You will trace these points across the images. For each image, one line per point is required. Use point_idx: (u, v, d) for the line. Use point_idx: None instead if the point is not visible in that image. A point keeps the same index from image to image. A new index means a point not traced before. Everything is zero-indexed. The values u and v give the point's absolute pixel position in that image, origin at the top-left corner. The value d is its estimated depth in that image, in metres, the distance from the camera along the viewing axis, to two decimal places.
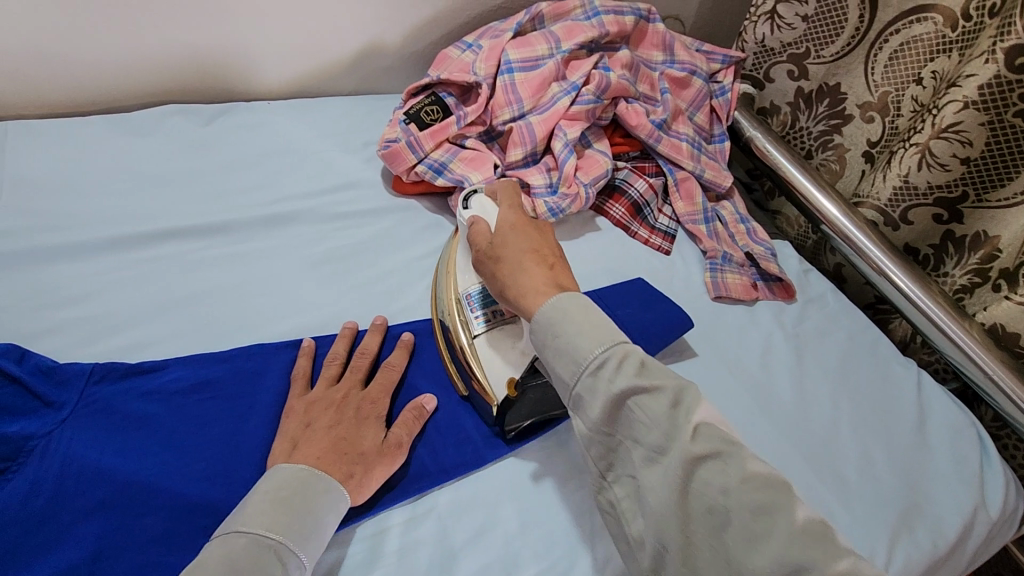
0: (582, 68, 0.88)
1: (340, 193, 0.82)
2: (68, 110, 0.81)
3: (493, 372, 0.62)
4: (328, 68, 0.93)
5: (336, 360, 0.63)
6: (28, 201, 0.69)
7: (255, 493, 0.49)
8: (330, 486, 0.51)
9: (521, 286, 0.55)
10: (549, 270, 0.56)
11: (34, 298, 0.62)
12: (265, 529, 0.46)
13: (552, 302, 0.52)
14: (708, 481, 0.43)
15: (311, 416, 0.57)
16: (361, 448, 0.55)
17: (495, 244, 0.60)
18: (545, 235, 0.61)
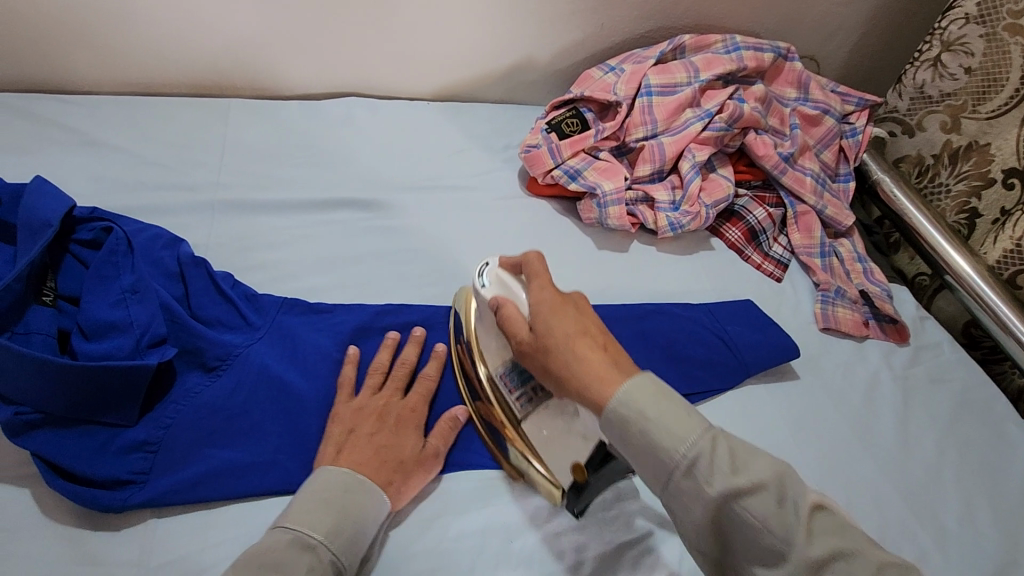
0: (717, 98, 0.93)
1: (482, 188, 0.92)
2: (272, 93, 0.98)
3: (509, 396, 0.62)
4: (483, 78, 1.05)
5: (376, 369, 0.66)
6: (243, 165, 0.86)
7: (302, 494, 0.54)
8: (369, 491, 0.55)
9: (586, 382, 0.50)
10: (603, 355, 0.51)
11: (242, 242, 0.77)
12: (307, 528, 0.51)
13: (622, 394, 0.48)
14: (683, 456, 0.45)
15: (354, 422, 0.61)
16: (401, 455, 0.59)
17: (596, 393, 0.49)
18: (580, 306, 0.56)
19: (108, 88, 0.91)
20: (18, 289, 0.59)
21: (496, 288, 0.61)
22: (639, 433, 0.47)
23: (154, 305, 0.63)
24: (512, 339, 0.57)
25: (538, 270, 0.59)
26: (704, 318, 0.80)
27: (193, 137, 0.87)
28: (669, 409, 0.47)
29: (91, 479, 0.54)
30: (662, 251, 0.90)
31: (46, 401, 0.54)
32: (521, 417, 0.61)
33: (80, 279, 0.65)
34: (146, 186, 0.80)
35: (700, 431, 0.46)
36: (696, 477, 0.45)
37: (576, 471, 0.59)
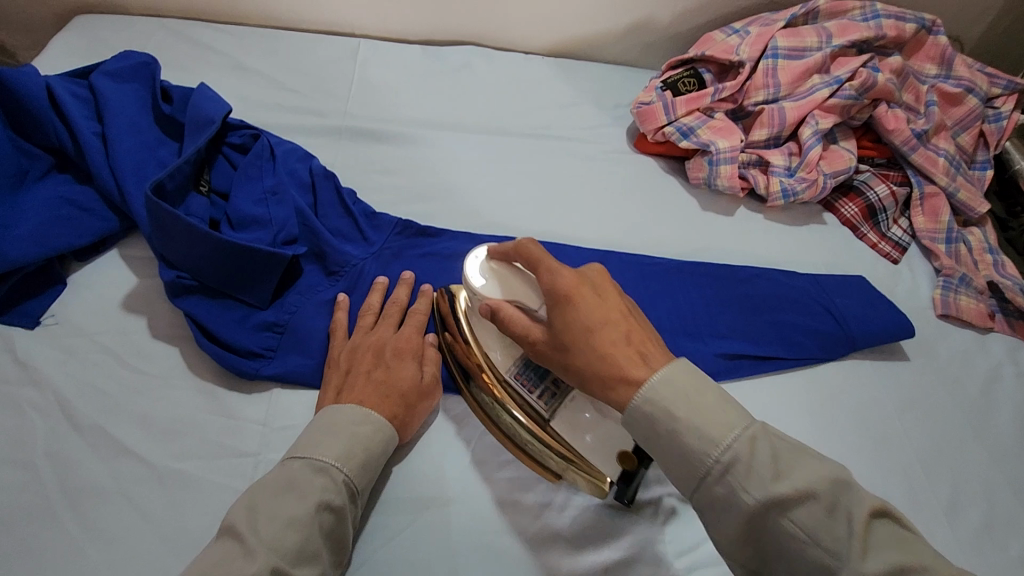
0: (849, 65, 0.88)
1: (590, 140, 0.93)
2: (398, 37, 1.03)
3: (528, 395, 0.58)
4: (599, 37, 1.05)
5: (370, 311, 0.64)
6: (369, 98, 0.91)
7: (309, 426, 0.52)
8: (375, 423, 0.53)
9: (613, 383, 0.50)
10: (628, 350, 0.51)
11: (365, 168, 0.83)
12: (318, 453, 0.50)
13: (653, 380, 0.48)
14: (720, 458, 0.45)
15: (350, 363, 0.58)
16: (402, 387, 0.57)
17: (645, 413, 0.48)
18: (605, 295, 0.54)
19: (256, 22, 1.00)
20: (187, 172, 0.66)
21: (500, 287, 0.58)
22: (659, 417, 0.47)
23: (293, 209, 0.69)
24: (529, 343, 0.56)
25: (536, 257, 0.56)
26: (810, 288, 0.77)
27: (328, 70, 0.93)
28: (758, 446, 0.45)
29: (229, 345, 0.60)
30: (770, 219, 0.87)
31: (202, 271, 0.61)
32: (549, 417, 0.58)
33: (229, 177, 0.71)
34: (284, 109, 0.87)
35: (731, 426, 0.46)
36: (795, 527, 0.43)
37: (623, 459, 0.55)
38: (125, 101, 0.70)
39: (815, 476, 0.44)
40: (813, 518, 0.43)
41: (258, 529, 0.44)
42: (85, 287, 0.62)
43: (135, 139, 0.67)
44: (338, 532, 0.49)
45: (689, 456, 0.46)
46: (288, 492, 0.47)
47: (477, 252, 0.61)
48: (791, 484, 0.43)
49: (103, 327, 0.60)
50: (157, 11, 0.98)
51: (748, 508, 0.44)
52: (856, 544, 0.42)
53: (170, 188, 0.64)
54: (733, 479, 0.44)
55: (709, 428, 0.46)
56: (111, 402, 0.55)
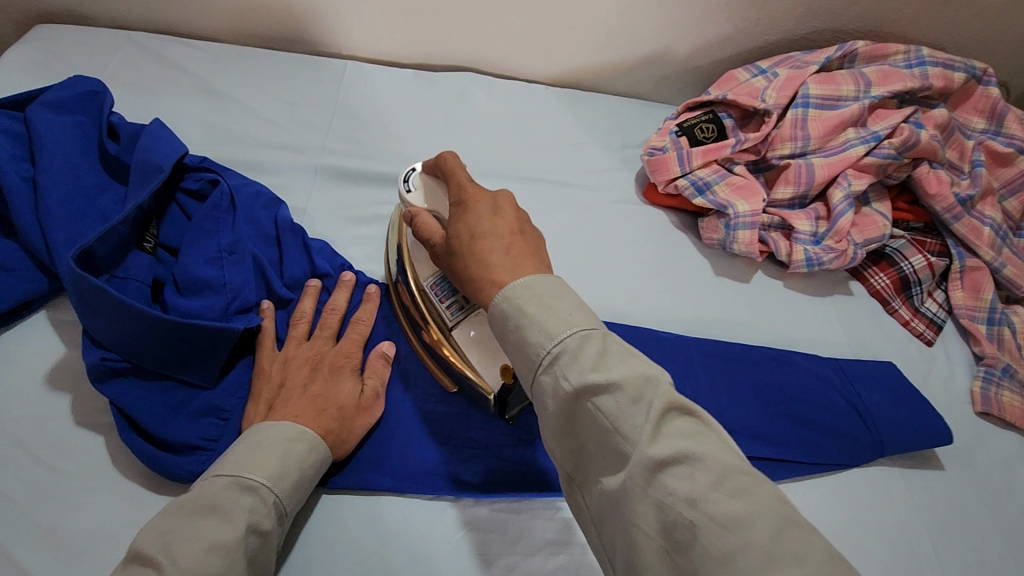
0: (890, 119, 0.79)
1: (594, 187, 0.84)
2: (389, 59, 0.94)
3: (439, 304, 0.58)
4: (610, 68, 0.96)
5: (302, 318, 0.61)
6: (351, 131, 0.83)
7: (233, 447, 0.48)
8: (310, 441, 0.50)
9: (482, 286, 0.47)
10: (507, 256, 0.47)
11: (342, 215, 0.75)
12: (245, 470, 0.46)
13: (517, 286, 0.45)
14: (611, 391, 0.39)
15: (284, 377, 0.56)
16: (339, 402, 0.54)
17: (510, 305, 0.44)
18: (505, 201, 0.51)
19: (235, 38, 0.91)
20: (124, 232, 0.58)
21: (427, 198, 0.58)
22: (519, 311, 0.44)
23: (250, 269, 0.62)
24: (430, 246, 0.54)
25: (453, 168, 0.55)
26: (833, 376, 0.69)
27: (308, 96, 0.85)
28: (609, 353, 0.41)
29: (164, 439, 0.52)
30: (790, 287, 0.78)
31: (136, 351, 0.53)
32: (451, 326, 0.57)
33: (181, 230, 0.64)
34: (256, 142, 0.79)
35: (568, 322, 0.42)
36: (603, 416, 0.39)
37: (504, 373, 0.56)
38: (63, 139, 0.61)
39: (692, 441, 0.38)
40: (686, 480, 0.36)
41: (177, 553, 0.39)
42: (2, 361, 0.54)
43: (72, 188, 0.59)
44: (260, 560, 0.45)
45: (544, 378, 0.42)
46: (213, 512, 0.43)
47: (415, 166, 0.62)
48: (670, 441, 0.38)
49: (15, 412, 0.52)
50: (126, 22, 0.89)
51: (566, 396, 0.40)
52: (676, 457, 0.37)
53: (101, 253, 0.56)
54: (603, 413, 0.39)
55: (552, 322, 0.42)
56: (15, 511, 0.48)
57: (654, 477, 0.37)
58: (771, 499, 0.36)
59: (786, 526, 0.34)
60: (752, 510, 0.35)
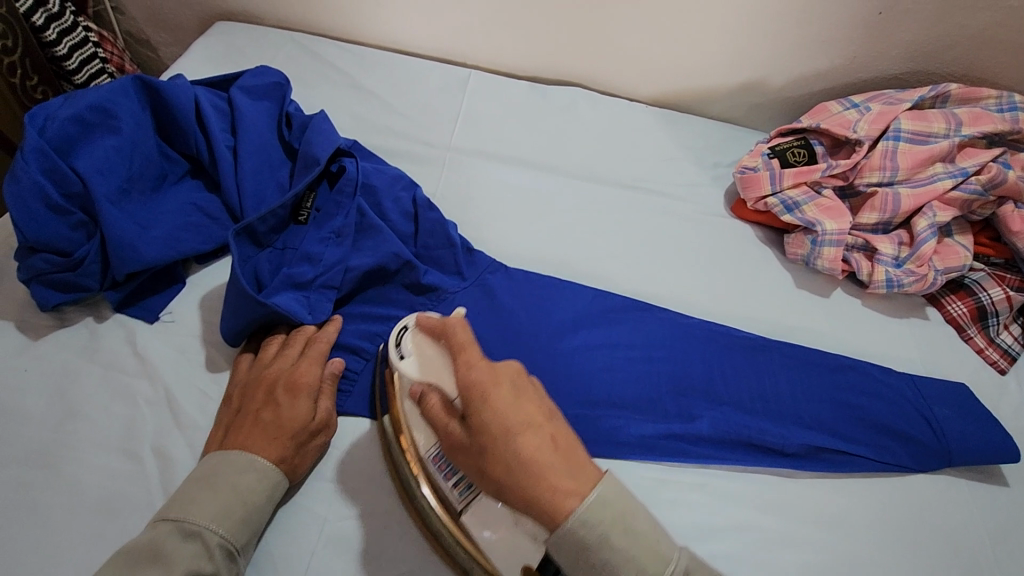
0: (978, 157, 0.83)
1: (686, 198, 0.92)
2: (506, 70, 1.06)
3: (445, 482, 0.54)
4: (707, 93, 1.04)
5: (275, 341, 0.62)
6: (473, 131, 0.93)
7: (184, 484, 0.52)
8: (259, 470, 0.52)
9: (538, 495, 0.42)
10: (553, 456, 0.43)
11: (464, 201, 0.85)
12: (186, 516, 0.49)
13: (579, 515, 0.42)
14: (599, 533, 0.42)
15: (241, 402, 0.57)
16: (291, 426, 0.55)
17: (592, 533, 0.42)
18: (527, 385, 0.46)
19: (376, 43, 1.04)
20: (282, 214, 0.69)
21: (421, 364, 0.55)
22: (584, 540, 0.42)
23: (348, 253, 0.68)
24: (446, 431, 0.48)
25: (460, 343, 0.50)
26: (908, 390, 0.73)
27: (437, 97, 0.97)
28: (616, 510, 0.43)
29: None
30: (868, 306, 0.83)
31: (224, 322, 0.61)
32: (461, 510, 0.53)
33: (327, 202, 0.73)
34: (394, 132, 0.91)
35: (610, 489, 0.44)
36: None
37: (522, 573, 0.50)
38: (257, 118, 0.74)
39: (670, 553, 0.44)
40: None
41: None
42: (199, 287, 0.66)
43: (259, 160, 0.72)
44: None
45: (586, 549, 0.42)
46: (154, 562, 0.46)
47: (407, 323, 0.60)
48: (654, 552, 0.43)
49: (211, 328, 0.64)
50: (288, 24, 1.04)
51: (597, 557, 0.42)
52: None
53: (261, 229, 0.68)
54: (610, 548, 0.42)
55: (635, 547, 0.43)
56: (211, 405, 0.59)
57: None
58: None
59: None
60: None
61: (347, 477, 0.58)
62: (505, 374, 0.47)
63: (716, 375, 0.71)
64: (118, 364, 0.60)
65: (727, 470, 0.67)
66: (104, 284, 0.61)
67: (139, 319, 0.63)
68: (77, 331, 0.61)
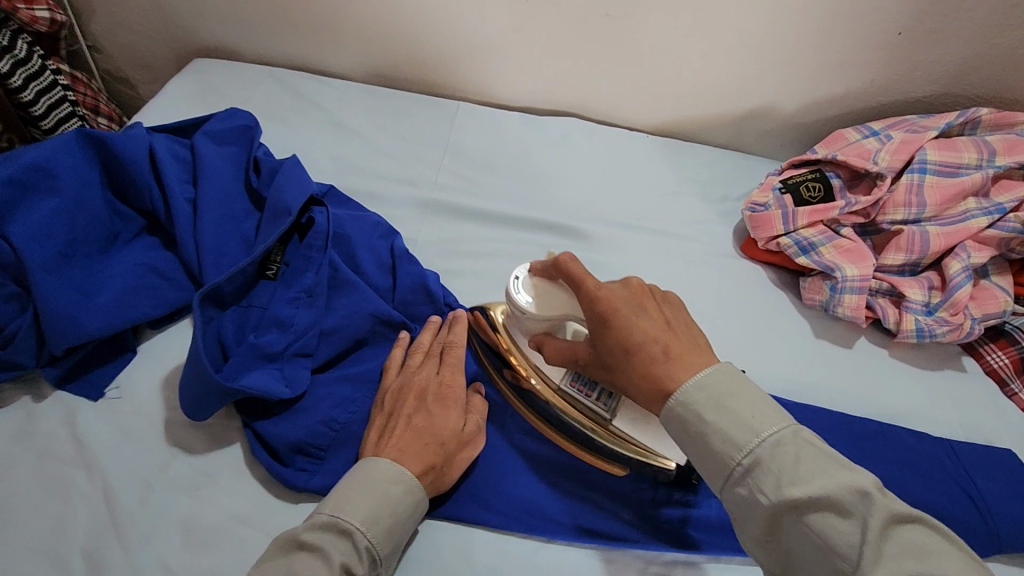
0: (1015, 191, 0.76)
1: (691, 237, 0.85)
2: (498, 101, 1.00)
3: (586, 399, 0.59)
4: (712, 120, 0.97)
5: (419, 349, 0.61)
6: (462, 168, 0.87)
7: (344, 479, 0.50)
8: (407, 484, 0.50)
9: (654, 392, 0.48)
10: (664, 356, 0.48)
11: (448, 246, 0.79)
12: (345, 513, 0.47)
13: (694, 383, 0.46)
14: (738, 461, 0.43)
15: (392, 406, 0.56)
16: (441, 439, 0.54)
17: (689, 412, 0.46)
18: (641, 304, 0.50)
19: (361, 76, 0.99)
20: (249, 271, 0.63)
21: (537, 301, 0.58)
22: (685, 423, 0.46)
23: (322, 316, 0.62)
24: (575, 360, 0.56)
25: (578, 275, 0.53)
26: (945, 460, 0.65)
27: (423, 132, 0.91)
28: (784, 452, 0.42)
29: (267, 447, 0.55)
30: (896, 357, 0.75)
31: (193, 406, 0.55)
32: (610, 416, 0.57)
33: (298, 254, 0.67)
34: (374, 172, 0.85)
35: (772, 421, 0.43)
36: (828, 535, 0.39)
37: None
38: (220, 167, 0.69)
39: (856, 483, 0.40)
40: (845, 532, 0.39)
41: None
42: (152, 357, 0.60)
43: (221, 211, 0.66)
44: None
45: (716, 455, 0.44)
46: (311, 550, 0.45)
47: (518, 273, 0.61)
48: (831, 486, 0.40)
49: (160, 404, 0.57)
50: (268, 59, 0.99)
51: (765, 510, 0.41)
52: (813, 498, 0.40)
53: (227, 290, 0.61)
54: (752, 481, 0.42)
55: (738, 432, 0.43)
56: (155, 496, 0.52)
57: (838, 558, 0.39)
58: (954, 566, 0.37)
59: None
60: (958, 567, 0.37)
61: None
62: (623, 296, 0.51)
63: None
64: (53, 450, 0.54)
65: (738, 561, 0.58)
66: (41, 360, 0.56)
67: (82, 396, 0.57)
68: (13, 412, 0.56)
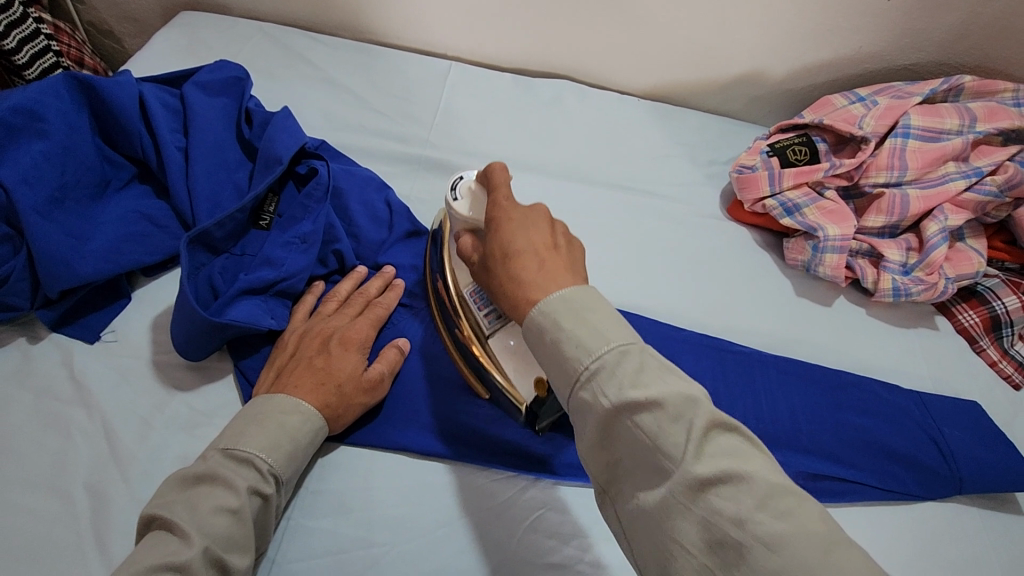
0: (994, 155, 0.78)
1: (679, 198, 0.86)
2: (489, 62, 1.00)
3: (477, 312, 0.58)
4: (703, 86, 0.98)
5: (335, 296, 0.62)
6: (453, 127, 0.88)
7: (239, 416, 0.51)
8: (306, 415, 0.52)
9: (517, 297, 0.45)
10: (537, 272, 0.45)
11: (440, 203, 0.80)
12: (243, 441, 0.48)
13: (559, 295, 0.43)
14: (584, 366, 0.40)
15: (297, 346, 0.57)
16: (339, 379, 0.55)
17: (548, 321, 0.43)
18: (535, 220, 0.48)
19: (351, 34, 0.98)
20: (241, 218, 0.63)
21: (472, 207, 0.56)
22: (543, 330, 0.43)
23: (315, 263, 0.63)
24: (471, 262, 0.53)
25: (495, 181, 0.52)
26: (915, 410, 0.68)
27: (415, 90, 0.91)
28: (628, 360, 0.40)
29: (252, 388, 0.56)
30: (873, 316, 0.78)
31: (183, 345, 0.56)
32: (487, 333, 0.57)
33: (292, 204, 0.68)
34: (366, 129, 0.85)
35: (619, 337, 0.41)
36: (640, 432, 0.38)
37: (538, 385, 0.55)
38: (211, 117, 0.68)
39: (681, 391, 0.38)
40: (659, 429, 0.37)
41: (185, 513, 0.43)
42: (147, 303, 0.61)
43: (213, 161, 0.66)
44: (261, 521, 0.48)
45: (566, 360, 0.41)
46: (213, 480, 0.46)
47: (463, 175, 0.60)
48: (658, 390, 0.38)
49: (156, 348, 0.58)
50: (256, 14, 0.98)
51: (603, 413, 0.39)
52: (716, 475, 0.35)
53: (219, 236, 0.62)
54: (594, 384, 0.40)
55: (588, 336, 0.41)
56: (153, 435, 0.54)
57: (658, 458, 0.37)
58: (804, 514, 0.35)
59: (777, 492, 0.35)
60: (794, 529, 0.34)
61: (305, 510, 0.54)
62: (522, 210, 0.50)
63: (708, 395, 0.67)
64: (52, 390, 0.55)
65: None
66: (35, 303, 0.57)
67: (78, 339, 0.58)
68: (10, 354, 0.56)
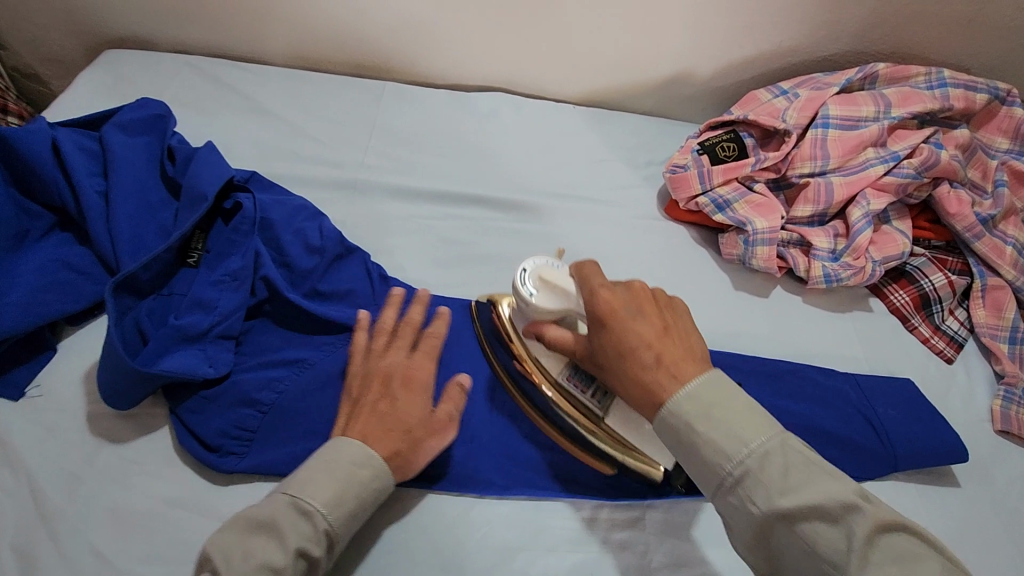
0: (909, 139, 0.81)
1: (618, 202, 0.87)
2: (424, 79, 1.00)
3: (581, 395, 0.60)
4: (635, 89, 0.99)
5: (382, 330, 0.59)
6: (390, 148, 0.88)
7: (304, 468, 0.51)
8: (375, 469, 0.51)
9: (643, 398, 0.50)
10: (652, 361, 0.50)
11: (379, 225, 0.80)
12: (306, 496, 0.48)
13: (687, 392, 0.48)
14: (701, 442, 0.46)
15: (362, 391, 0.55)
16: (409, 425, 0.54)
17: (680, 422, 0.47)
18: (640, 309, 0.52)
19: (282, 60, 0.98)
20: (166, 258, 0.63)
21: (551, 298, 0.59)
22: (679, 434, 0.48)
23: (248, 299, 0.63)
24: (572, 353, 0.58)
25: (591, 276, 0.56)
26: (850, 392, 0.70)
27: (350, 113, 0.91)
28: (736, 426, 0.46)
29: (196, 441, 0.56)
30: (808, 303, 0.80)
31: (110, 394, 0.55)
32: (601, 413, 0.60)
33: (222, 240, 0.67)
34: (300, 157, 0.85)
35: (738, 408, 0.47)
36: (749, 491, 0.44)
37: None
38: (132, 157, 0.68)
39: (818, 490, 0.43)
40: (822, 533, 0.42)
41: (224, 568, 0.44)
42: (74, 353, 0.60)
43: (135, 202, 0.65)
44: None
45: (671, 426, 0.48)
46: (259, 539, 0.46)
47: (526, 265, 0.62)
48: (804, 497, 0.43)
49: (88, 398, 0.58)
50: (183, 47, 0.97)
51: (721, 476, 0.45)
52: (811, 518, 0.42)
53: (145, 278, 0.61)
54: (712, 453, 0.46)
55: (718, 430, 0.46)
56: (86, 489, 0.53)
57: (799, 530, 0.43)
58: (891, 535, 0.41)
59: (886, 536, 0.41)
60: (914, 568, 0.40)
61: None
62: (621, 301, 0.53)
63: None
64: None
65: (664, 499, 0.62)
66: None
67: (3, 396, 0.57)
68: None
